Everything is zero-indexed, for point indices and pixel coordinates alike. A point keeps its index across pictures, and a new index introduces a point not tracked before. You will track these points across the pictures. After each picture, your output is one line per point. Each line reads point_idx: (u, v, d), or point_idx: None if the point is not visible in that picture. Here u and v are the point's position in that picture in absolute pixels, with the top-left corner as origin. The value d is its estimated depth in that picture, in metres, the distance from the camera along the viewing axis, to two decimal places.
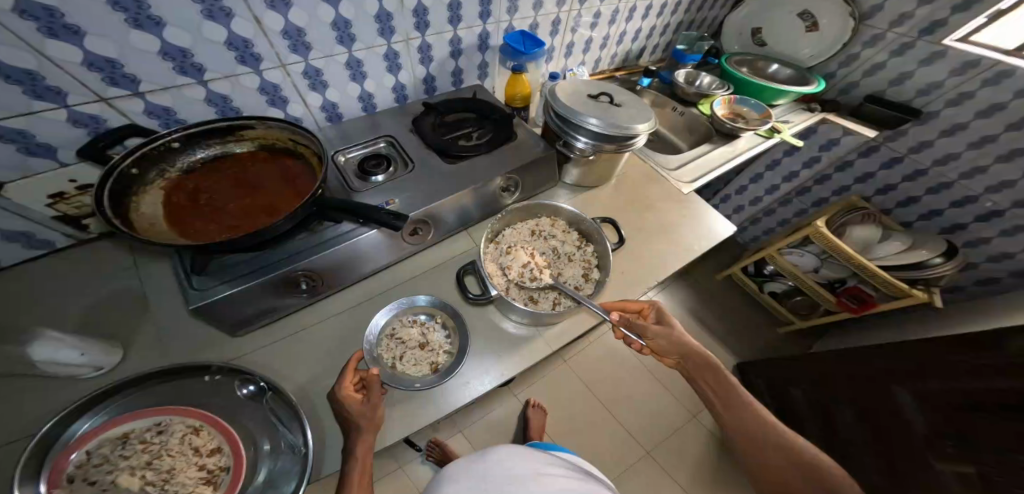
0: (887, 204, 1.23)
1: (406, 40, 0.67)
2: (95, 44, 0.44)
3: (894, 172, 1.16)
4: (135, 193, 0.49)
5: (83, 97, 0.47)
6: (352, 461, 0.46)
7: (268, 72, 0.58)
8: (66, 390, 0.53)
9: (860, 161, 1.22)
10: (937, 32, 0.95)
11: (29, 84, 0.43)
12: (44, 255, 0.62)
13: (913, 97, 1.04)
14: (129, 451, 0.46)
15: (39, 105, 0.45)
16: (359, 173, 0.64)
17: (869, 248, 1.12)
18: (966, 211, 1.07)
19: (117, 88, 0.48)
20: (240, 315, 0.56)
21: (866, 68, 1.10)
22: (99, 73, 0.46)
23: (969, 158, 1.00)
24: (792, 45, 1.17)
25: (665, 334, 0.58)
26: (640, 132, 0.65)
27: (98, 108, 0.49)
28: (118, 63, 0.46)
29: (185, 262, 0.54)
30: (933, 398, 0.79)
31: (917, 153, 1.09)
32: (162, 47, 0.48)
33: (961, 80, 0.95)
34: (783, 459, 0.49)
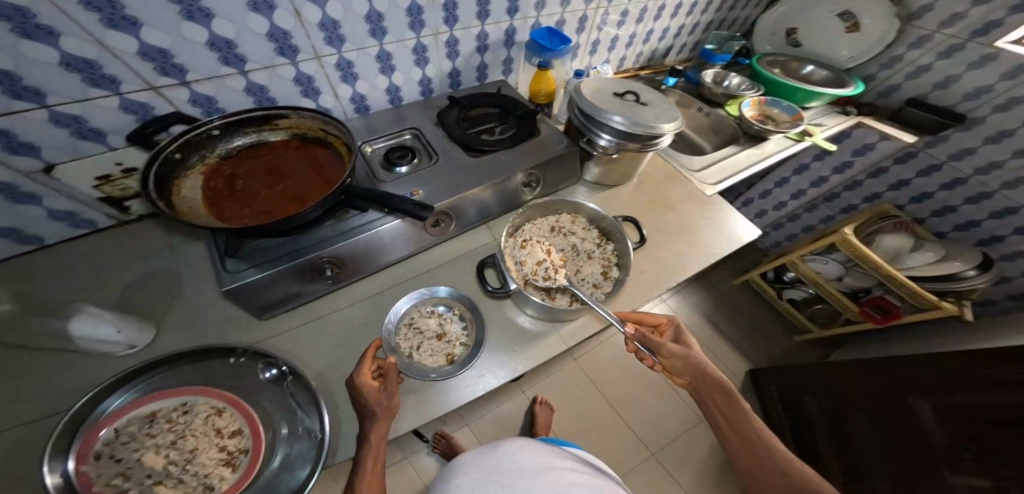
0: (919, 214, 1.18)
1: (435, 34, 0.68)
2: (151, 35, 0.46)
3: (931, 181, 1.11)
4: (177, 177, 0.51)
5: (135, 85, 0.49)
6: (368, 444, 0.48)
7: (304, 63, 0.59)
8: (100, 366, 0.56)
9: (895, 167, 1.17)
10: (990, 34, 0.91)
11: (87, 72, 0.45)
12: (86, 235, 0.65)
13: (957, 102, 1.00)
14: (156, 430, 0.49)
15: (94, 93, 0.47)
16: (385, 163, 0.65)
17: (899, 257, 1.08)
18: (1005, 222, 1.01)
19: (167, 77, 0.51)
20: (268, 298, 0.58)
21: (909, 71, 1.08)
22: (152, 62, 0.48)
23: (1013, 167, 0.95)
24: (831, 46, 1.16)
25: (681, 354, 0.56)
26: (665, 131, 0.64)
27: (147, 96, 0.51)
28: (169, 53, 0.48)
29: (220, 245, 0.55)
30: (955, 412, 0.77)
31: (958, 160, 1.04)
32: (210, 38, 0.49)
33: (1013, 85, 0.89)
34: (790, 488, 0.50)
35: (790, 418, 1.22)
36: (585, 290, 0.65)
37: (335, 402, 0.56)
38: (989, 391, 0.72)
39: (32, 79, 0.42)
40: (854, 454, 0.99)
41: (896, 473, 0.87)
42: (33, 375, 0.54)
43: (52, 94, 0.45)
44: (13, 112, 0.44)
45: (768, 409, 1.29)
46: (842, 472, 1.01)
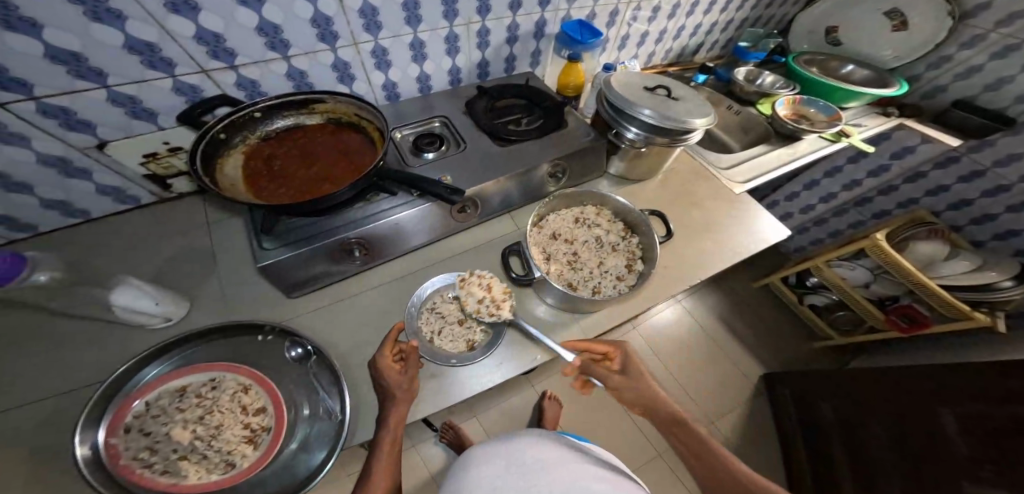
0: (957, 221, 1.12)
1: (467, 23, 0.69)
2: (207, 19, 0.47)
3: (973, 186, 1.03)
4: (221, 156, 0.53)
5: (189, 68, 0.51)
6: (386, 423, 0.49)
7: (342, 49, 0.61)
8: (136, 338, 0.58)
9: (934, 173, 1.09)
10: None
11: (147, 55, 0.47)
12: (128, 211, 0.68)
13: (1008, 105, 0.96)
14: (185, 404, 0.51)
15: (150, 74, 0.49)
16: (413, 149, 0.67)
17: (932, 266, 1.05)
18: None
19: (217, 61, 0.53)
20: (300, 276, 0.60)
21: (959, 71, 1.04)
22: (206, 46, 0.50)
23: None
24: (875, 47, 1.14)
25: (622, 382, 0.54)
26: (696, 127, 0.64)
27: (198, 79, 0.53)
28: (222, 37, 0.50)
29: (255, 222, 0.57)
30: (975, 423, 0.75)
31: (1003, 166, 0.96)
32: (259, 24, 0.51)
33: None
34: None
35: (801, 422, 1.21)
36: (609, 282, 0.66)
37: (355, 384, 0.57)
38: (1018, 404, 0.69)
39: (95, 60, 0.45)
40: (871, 463, 0.96)
41: (908, 482, 0.85)
42: (76, 344, 0.57)
43: (113, 74, 0.47)
44: (75, 91, 0.46)
45: (781, 413, 1.28)
46: (852, 474, 1.00)
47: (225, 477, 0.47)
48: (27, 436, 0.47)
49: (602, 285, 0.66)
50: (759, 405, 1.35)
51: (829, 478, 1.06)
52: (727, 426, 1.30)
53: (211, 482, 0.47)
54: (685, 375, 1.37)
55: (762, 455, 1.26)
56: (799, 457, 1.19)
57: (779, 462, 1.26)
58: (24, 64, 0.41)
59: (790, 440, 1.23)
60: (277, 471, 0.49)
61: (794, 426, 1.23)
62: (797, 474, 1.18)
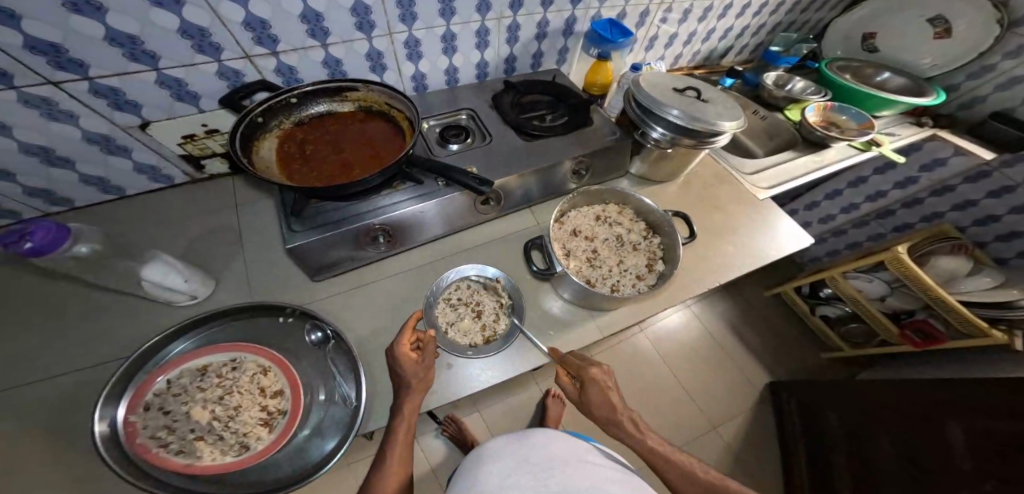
0: (982, 237, 1.07)
1: (499, 18, 0.69)
2: (257, 6, 0.48)
3: (1001, 202, 0.98)
4: (257, 138, 0.54)
5: (234, 53, 0.53)
6: (400, 409, 0.51)
7: (377, 39, 0.62)
8: (161, 315, 0.60)
9: (962, 186, 1.05)
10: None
11: (198, 39, 0.49)
12: (159, 190, 0.70)
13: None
14: (206, 384, 0.53)
15: (199, 58, 0.51)
16: (439, 140, 0.67)
17: (954, 281, 1.03)
18: None
19: (261, 47, 0.54)
20: (326, 259, 0.62)
21: (1001, 81, 1.02)
22: (252, 32, 0.51)
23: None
24: (914, 51, 1.11)
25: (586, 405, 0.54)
26: (724, 129, 0.63)
27: (241, 64, 0.55)
28: (267, 23, 0.51)
29: (285, 204, 0.59)
30: (987, 436, 0.74)
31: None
32: (303, 11, 0.52)
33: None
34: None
35: (804, 431, 1.21)
36: (628, 281, 0.66)
37: (373, 371, 0.58)
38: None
39: (149, 43, 0.46)
40: (877, 476, 0.95)
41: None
42: (104, 318, 0.58)
43: (163, 58, 0.49)
44: (127, 72, 0.48)
45: (784, 420, 1.28)
46: (854, 484, 1.00)
47: (240, 458, 0.48)
48: (55, 408, 0.49)
49: (621, 282, 0.66)
50: (763, 414, 1.34)
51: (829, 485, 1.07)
52: (730, 434, 1.29)
53: (224, 462, 0.48)
54: (691, 380, 1.37)
55: (762, 465, 1.26)
56: (800, 469, 1.19)
57: (780, 472, 1.25)
58: (82, 44, 0.43)
59: (789, 444, 1.25)
60: (290, 454, 0.51)
61: (797, 435, 1.23)
62: (798, 485, 1.18)
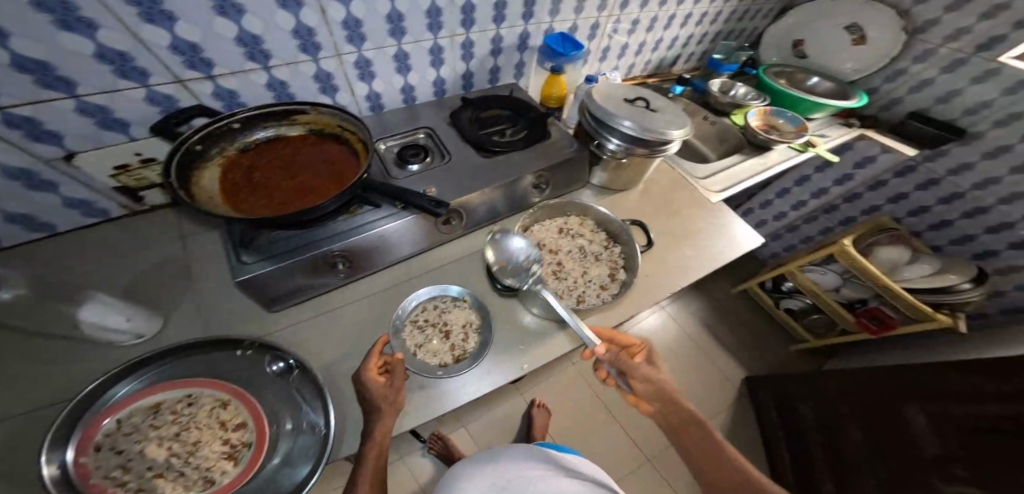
0: (917, 227, 1.24)
1: (451, 35, 0.70)
2: (184, 29, 0.47)
3: (929, 194, 1.17)
4: (197, 168, 0.51)
5: (163, 78, 0.50)
6: (370, 434, 0.49)
7: (325, 61, 0.61)
8: (106, 355, 0.56)
9: (893, 181, 1.23)
10: (994, 49, 0.95)
11: (119, 64, 0.46)
12: (93, 225, 0.65)
13: (958, 116, 1.04)
14: (160, 421, 0.49)
15: (123, 84, 0.48)
16: (398, 161, 0.66)
17: (896, 269, 1.12)
18: (1001, 236, 1.07)
19: (193, 71, 0.52)
20: (282, 289, 0.59)
21: (913, 84, 1.11)
22: (181, 56, 0.49)
23: (1010, 183, 1.00)
24: (836, 61, 1.19)
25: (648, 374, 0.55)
26: (674, 138, 0.66)
27: (172, 89, 0.52)
28: (198, 47, 0.49)
29: (234, 236, 0.56)
30: (946, 421, 0.79)
31: (956, 175, 1.10)
32: (238, 34, 0.51)
33: (1013, 100, 0.94)
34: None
35: (783, 423, 1.24)
36: (592, 291, 0.67)
37: (342, 398, 0.56)
38: (996, 401, 0.71)
39: (65, 70, 0.43)
40: (848, 462, 1.01)
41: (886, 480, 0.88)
42: (40, 361, 0.54)
43: (81, 84, 0.46)
44: (43, 101, 0.45)
45: (763, 415, 1.31)
46: (834, 477, 1.04)
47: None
48: None
49: (586, 294, 0.67)
50: (743, 408, 1.38)
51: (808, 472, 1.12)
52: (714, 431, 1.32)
53: None
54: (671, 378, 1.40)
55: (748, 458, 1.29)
56: (782, 459, 1.22)
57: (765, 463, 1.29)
58: None
59: (770, 440, 1.27)
60: (263, 484, 0.48)
61: (777, 431, 1.26)
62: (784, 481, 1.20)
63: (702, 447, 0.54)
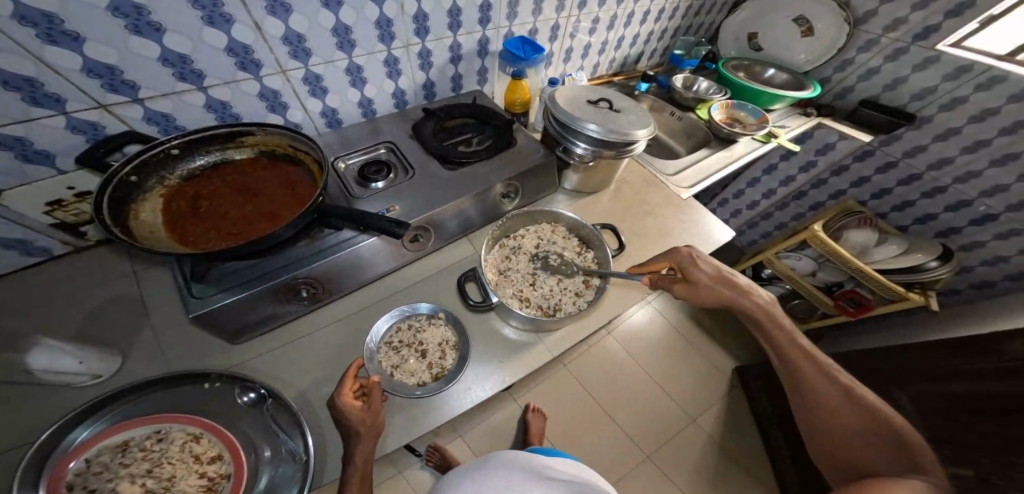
0: (882, 208, 1.29)
1: (406, 46, 0.69)
2: (95, 50, 0.44)
3: (889, 176, 1.22)
4: (136, 200, 0.48)
5: (82, 103, 0.47)
6: (353, 462, 0.47)
7: (268, 78, 0.59)
8: (61, 399, 0.52)
9: (855, 165, 1.28)
10: (929, 38, 1.01)
11: (28, 91, 0.43)
12: (33, 265, 0.61)
13: (906, 102, 1.10)
14: (130, 459, 0.46)
15: (37, 112, 0.45)
16: (359, 179, 0.64)
17: (866, 252, 1.17)
18: (960, 214, 1.11)
19: (115, 94, 0.49)
20: (241, 322, 0.56)
21: (861, 72, 1.16)
22: (99, 79, 0.46)
23: (964, 162, 1.05)
24: (790, 49, 1.23)
25: (687, 286, 0.59)
26: (639, 138, 0.66)
27: (95, 115, 0.49)
28: (117, 69, 0.46)
29: (185, 269, 0.53)
30: (928, 400, 0.78)
31: (911, 157, 1.15)
32: (162, 54, 0.48)
33: (955, 85, 0.99)
34: (855, 418, 0.53)
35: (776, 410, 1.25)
36: (568, 298, 0.69)
37: (320, 425, 0.54)
38: (978, 379, 0.71)
39: None
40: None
41: None
42: None
43: None
44: None
45: (756, 402, 1.32)
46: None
47: None
48: None
49: (565, 302, 0.69)
50: (735, 398, 1.39)
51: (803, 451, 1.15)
52: (709, 423, 1.33)
53: None
54: (662, 371, 1.42)
55: (746, 446, 1.30)
56: (778, 445, 1.23)
57: (763, 448, 1.30)
58: None
59: (766, 431, 1.28)
60: None
61: (772, 419, 1.27)
62: (783, 470, 1.20)
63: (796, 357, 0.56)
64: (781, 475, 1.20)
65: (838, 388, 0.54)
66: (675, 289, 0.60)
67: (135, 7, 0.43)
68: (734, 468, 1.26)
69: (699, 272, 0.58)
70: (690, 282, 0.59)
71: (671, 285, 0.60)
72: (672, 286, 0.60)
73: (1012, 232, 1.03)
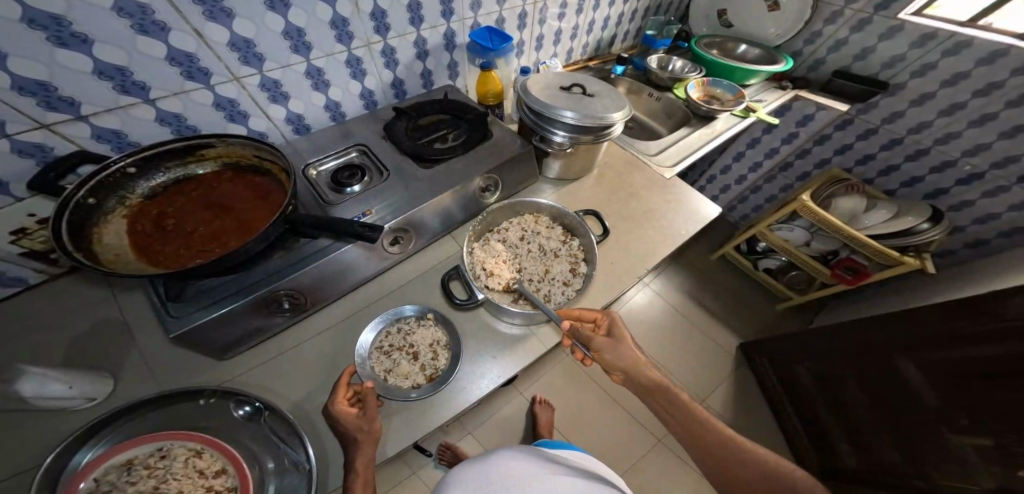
0: (868, 175, 1.26)
1: (367, 44, 0.68)
2: (19, 65, 0.42)
3: (871, 142, 1.20)
4: (97, 224, 0.47)
5: (23, 124, 0.45)
6: (353, 474, 0.45)
7: (221, 86, 0.57)
8: (53, 426, 0.52)
9: (836, 134, 1.26)
10: (890, 7, 1.02)
11: None
12: (9, 295, 0.61)
13: (877, 71, 1.10)
14: (136, 477, 0.45)
15: None
16: (333, 185, 0.62)
17: (856, 218, 1.15)
18: (945, 176, 1.10)
19: (56, 112, 0.47)
20: (227, 338, 0.55)
21: (830, 45, 1.16)
22: (33, 97, 0.44)
23: (942, 125, 1.04)
24: (759, 25, 1.21)
25: (605, 343, 0.56)
26: (615, 120, 0.66)
27: (41, 136, 0.47)
28: (50, 85, 0.45)
29: (160, 290, 0.52)
30: (937, 368, 0.77)
31: (890, 123, 1.13)
32: (96, 66, 0.46)
33: (922, 52, 1.00)
34: (755, 475, 0.47)
35: (783, 384, 1.25)
36: (557, 289, 0.67)
37: (319, 434, 0.53)
38: (975, 342, 0.70)
39: None
40: (858, 421, 0.99)
41: (908, 455, 0.84)
42: None
43: None
44: None
45: (763, 376, 1.31)
46: (846, 435, 1.03)
47: None
48: None
49: (554, 291, 0.68)
50: (743, 375, 1.37)
51: (812, 419, 1.14)
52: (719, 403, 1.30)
53: None
54: (668, 356, 1.38)
55: (758, 425, 1.27)
56: (791, 421, 1.22)
57: (776, 424, 1.28)
58: None
59: (776, 405, 1.27)
60: None
61: (779, 393, 1.26)
62: (797, 442, 1.19)
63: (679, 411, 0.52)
64: (795, 449, 1.19)
65: (722, 441, 0.49)
66: (594, 344, 0.57)
67: (54, 18, 0.41)
68: None
69: (615, 331, 0.58)
70: (609, 342, 0.57)
71: (590, 337, 0.57)
72: (592, 340, 0.57)
73: (1000, 189, 1.01)
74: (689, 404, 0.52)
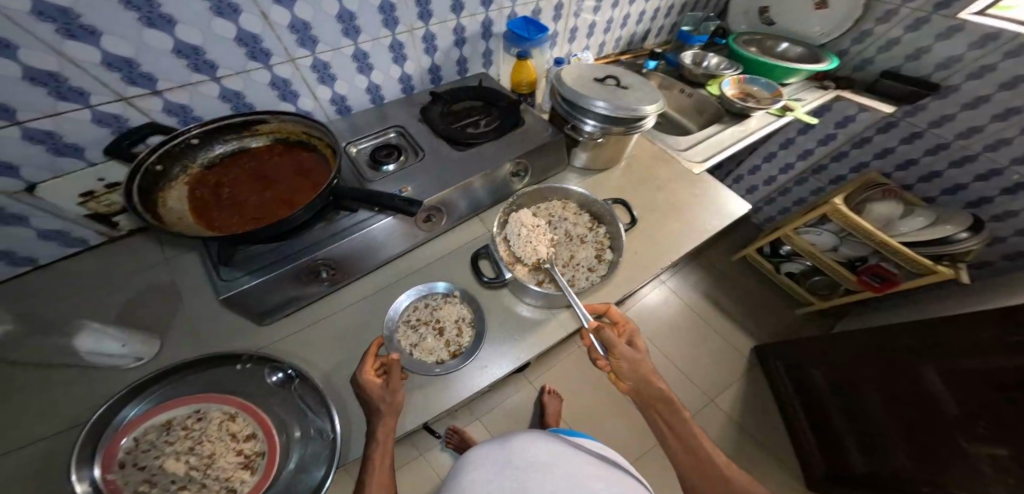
0: (907, 180, 1.23)
1: (410, 30, 0.70)
2: (111, 43, 0.45)
3: (915, 146, 1.16)
4: (161, 189, 0.51)
5: (104, 96, 0.49)
6: (375, 439, 0.48)
7: (279, 66, 0.61)
8: (112, 379, 0.56)
9: (877, 137, 1.22)
10: (952, 6, 0.97)
11: (53, 85, 0.45)
12: (76, 254, 0.66)
13: (931, 72, 1.05)
14: (173, 437, 0.49)
15: (64, 106, 0.47)
16: (372, 163, 0.65)
17: (892, 224, 1.12)
18: (991, 184, 1.06)
19: (135, 86, 0.51)
20: (269, 302, 0.58)
21: (880, 44, 1.13)
22: (118, 72, 0.48)
23: (994, 130, 0.99)
24: (804, 22, 1.20)
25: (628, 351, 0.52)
26: (648, 113, 0.67)
27: (118, 108, 0.52)
28: (134, 62, 0.49)
29: (214, 255, 0.55)
30: (959, 380, 0.75)
31: (937, 127, 1.09)
32: (176, 45, 0.50)
33: (981, 53, 0.95)
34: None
35: (796, 387, 1.23)
36: (582, 274, 0.67)
37: (344, 402, 0.56)
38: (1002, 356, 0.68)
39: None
40: (874, 429, 0.98)
41: (921, 461, 0.86)
42: (39, 391, 0.53)
43: (21, 110, 0.45)
44: None
45: (774, 382, 1.30)
46: (858, 441, 1.03)
47: None
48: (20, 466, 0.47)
49: (580, 272, 0.68)
50: (755, 379, 1.35)
51: (824, 426, 1.13)
52: (727, 403, 1.29)
53: None
54: (681, 355, 1.38)
55: (768, 427, 1.26)
56: (800, 423, 1.21)
57: (784, 426, 1.27)
58: None
59: (784, 402, 1.27)
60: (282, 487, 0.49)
61: (791, 395, 1.25)
62: (804, 444, 1.18)
63: (683, 436, 0.49)
64: (801, 447, 1.19)
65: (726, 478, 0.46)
66: (617, 349, 0.51)
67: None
68: (760, 448, 1.23)
69: (634, 340, 0.55)
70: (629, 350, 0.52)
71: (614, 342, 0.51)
72: (613, 343, 0.51)
73: None
74: (690, 426, 0.50)
